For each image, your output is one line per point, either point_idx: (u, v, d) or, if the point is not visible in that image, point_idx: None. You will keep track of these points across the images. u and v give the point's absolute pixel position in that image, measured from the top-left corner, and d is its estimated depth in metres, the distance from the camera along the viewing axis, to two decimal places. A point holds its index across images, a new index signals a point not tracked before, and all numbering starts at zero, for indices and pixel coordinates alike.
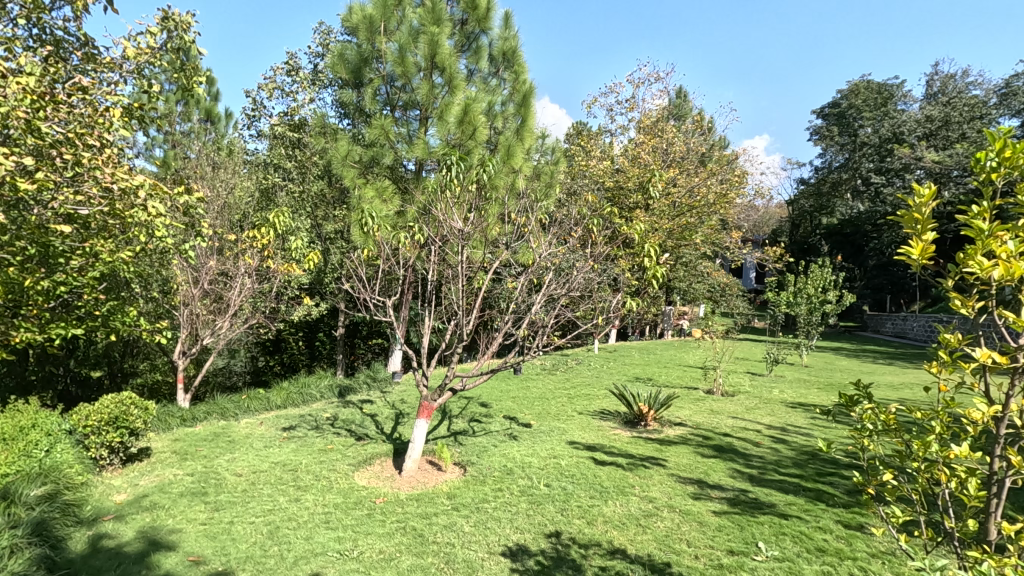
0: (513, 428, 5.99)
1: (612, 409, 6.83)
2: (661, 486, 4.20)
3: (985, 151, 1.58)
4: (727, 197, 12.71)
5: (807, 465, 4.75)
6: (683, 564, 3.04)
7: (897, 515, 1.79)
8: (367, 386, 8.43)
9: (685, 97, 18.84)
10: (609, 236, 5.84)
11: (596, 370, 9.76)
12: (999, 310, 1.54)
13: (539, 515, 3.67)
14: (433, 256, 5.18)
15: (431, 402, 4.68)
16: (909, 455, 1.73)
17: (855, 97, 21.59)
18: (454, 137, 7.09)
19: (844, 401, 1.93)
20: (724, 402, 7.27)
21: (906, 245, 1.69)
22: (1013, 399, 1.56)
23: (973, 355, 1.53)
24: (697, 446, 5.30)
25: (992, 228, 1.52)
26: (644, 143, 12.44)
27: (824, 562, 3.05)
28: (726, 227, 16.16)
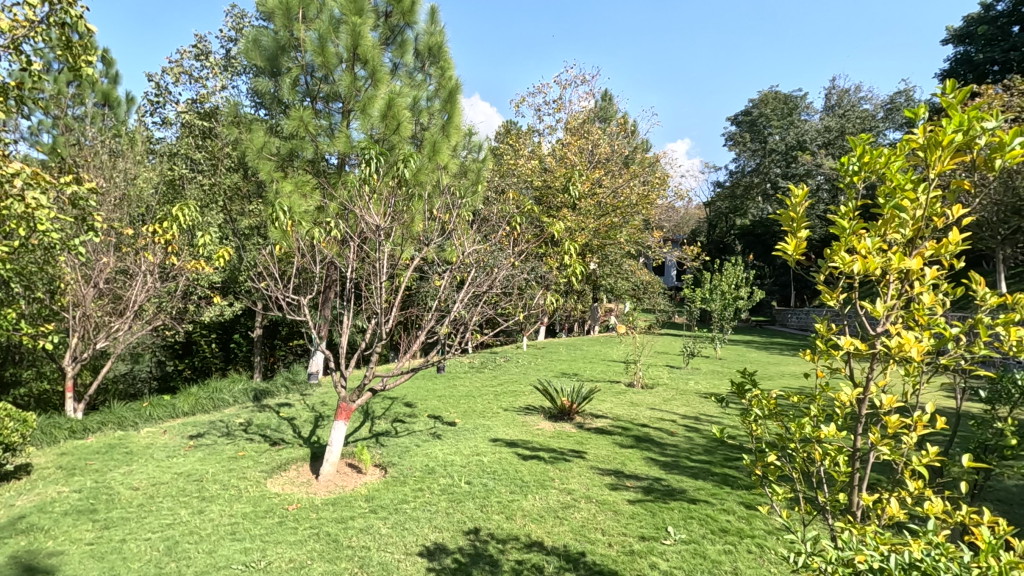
0: (437, 427, 5.94)
1: (537, 404, 6.93)
2: (580, 479, 4.31)
3: (849, 156, 1.73)
4: (649, 198, 13.18)
5: (716, 451, 5.04)
6: (597, 552, 3.13)
7: (778, 493, 1.91)
8: (285, 389, 8.06)
9: (610, 101, 19.43)
10: (534, 234, 5.89)
11: (523, 367, 9.88)
12: (861, 302, 1.69)
13: (458, 513, 3.66)
14: (352, 253, 5.00)
15: (350, 403, 4.52)
16: (789, 437, 1.86)
17: (764, 106, 23.04)
18: (378, 132, 6.93)
19: (735, 387, 2.04)
20: (644, 394, 7.58)
21: (783, 243, 1.83)
22: (872, 383, 1.72)
23: (840, 342, 1.67)
24: (616, 437, 5.49)
25: (853, 227, 1.67)
26: (571, 144, 12.71)
27: (726, 542, 3.24)
28: (648, 227, 16.83)
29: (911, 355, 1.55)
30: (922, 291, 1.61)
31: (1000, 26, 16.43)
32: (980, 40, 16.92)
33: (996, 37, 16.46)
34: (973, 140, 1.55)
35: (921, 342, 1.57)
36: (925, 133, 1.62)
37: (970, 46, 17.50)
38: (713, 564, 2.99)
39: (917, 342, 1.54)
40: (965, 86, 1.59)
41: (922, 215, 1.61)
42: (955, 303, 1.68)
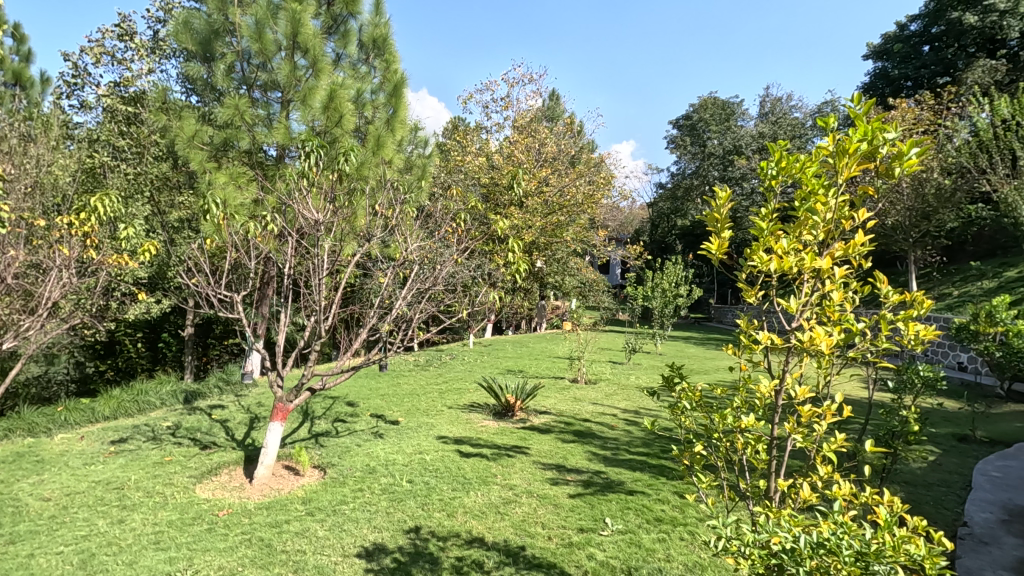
0: (379, 426, 5.84)
1: (482, 401, 6.94)
2: (522, 474, 4.35)
3: (768, 161, 1.84)
4: (595, 198, 13.42)
5: (653, 443, 5.22)
6: (536, 546, 3.18)
7: (703, 481, 2.00)
8: (218, 391, 7.72)
9: (556, 101, 19.66)
10: (479, 232, 5.86)
11: (469, 365, 9.84)
12: (777, 299, 1.79)
13: (399, 512, 3.62)
14: (289, 249, 4.80)
15: (287, 403, 4.35)
16: (714, 428, 1.95)
17: (704, 111, 23.94)
18: (319, 124, 6.72)
19: (666, 381, 2.12)
20: (586, 390, 7.75)
21: (708, 243, 1.93)
22: (788, 374, 1.83)
23: (758, 336, 1.77)
24: (558, 433, 5.56)
25: (771, 228, 1.77)
26: (518, 142, 12.73)
27: (659, 530, 3.36)
28: (594, 225, 17.13)
29: (821, 348, 1.67)
30: (832, 289, 1.73)
31: (913, 46, 17.79)
32: (896, 57, 18.27)
33: (910, 55, 17.82)
34: (877, 149, 1.68)
35: (831, 336, 1.69)
36: (835, 142, 1.74)
37: (887, 62, 18.83)
38: (647, 552, 3.10)
39: (827, 336, 1.66)
40: (869, 99, 1.72)
41: (833, 217, 1.73)
42: (863, 300, 1.80)
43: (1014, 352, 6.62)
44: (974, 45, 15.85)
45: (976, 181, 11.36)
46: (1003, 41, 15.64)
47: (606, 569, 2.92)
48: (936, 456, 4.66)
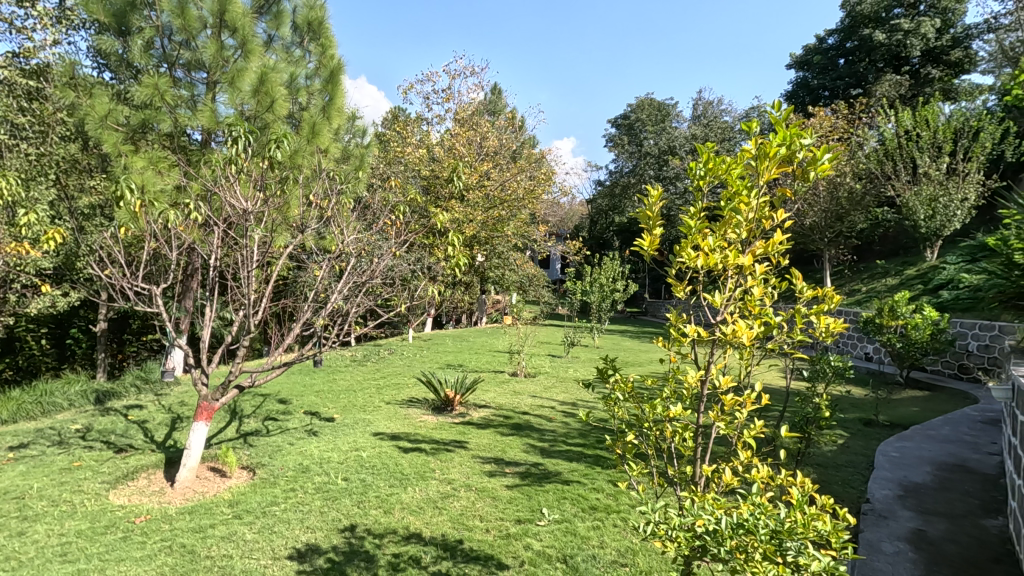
0: (313, 424, 5.66)
1: (420, 396, 6.87)
2: (461, 468, 4.35)
3: (696, 161, 1.92)
4: (535, 192, 13.53)
5: (589, 434, 5.35)
6: (473, 539, 3.19)
7: (634, 468, 2.07)
8: (135, 390, 7.21)
9: (498, 96, 19.63)
10: (419, 224, 5.76)
11: (408, 359, 9.70)
12: (704, 294, 1.89)
13: (333, 511, 3.53)
14: (215, 239, 4.55)
15: (212, 402, 4.12)
16: (644, 417, 2.03)
17: (641, 112, 24.67)
18: (249, 109, 6.38)
19: (600, 372, 2.18)
20: (525, 383, 7.84)
21: (640, 240, 2.00)
22: (713, 365, 1.94)
23: (686, 329, 1.85)
24: (497, 427, 5.58)
25: (698, 226, 1.86)
26: (459, 135, 12.62)
27: (594, 518, 3.46)
28: (534, 220, 17.28)
29: (743, 341, 1.77)
30: (753, 285, 1.84)
31: (830, 58, 19.06)
32: (815, 68, 19.51)
33: (827, 67, 19.08)
34: (794, 154, 1.79)
35: (751, 329, 1.80)
36: (757, 145, 1.84)
37: (808, 72, 20.10)
38: (582, 540, 3.18)
39: (747, 329, 1.76)
40: (788, 105, 1.83)
41: (754, 216, 1.83)
42: (781, 295, 1.92)
43: (912, 343, 7.28)
44: (883, 60, 17.18)
45: (883, 186, 12.44)
46: (907, 58, 17.04)
47: (543, 558, 2.98)
48: (845, 439, 5.06)
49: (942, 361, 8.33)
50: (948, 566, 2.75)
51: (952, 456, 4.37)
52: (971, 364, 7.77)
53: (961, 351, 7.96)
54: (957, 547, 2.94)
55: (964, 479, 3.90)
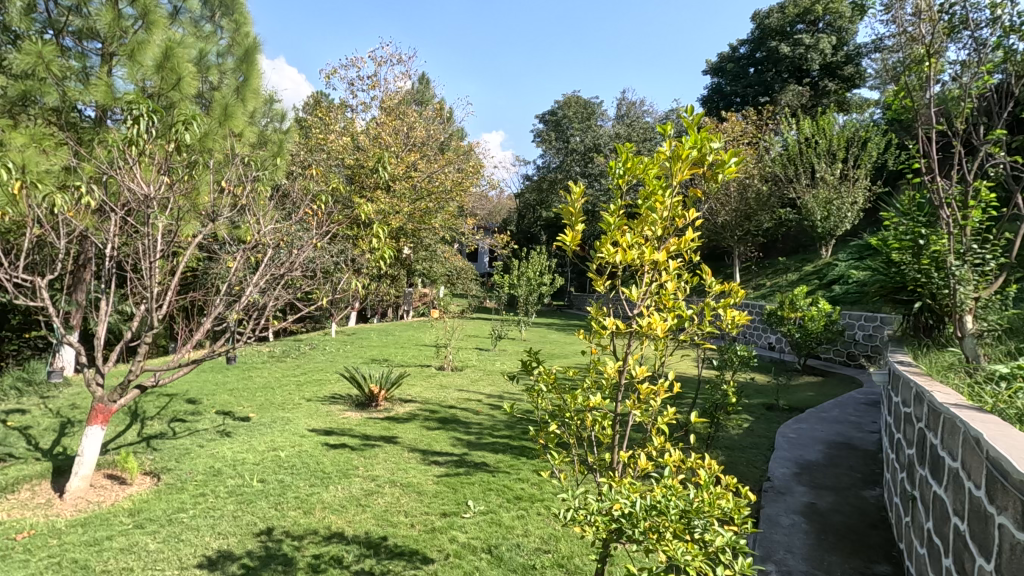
0: (226, 424, 5.34)
1: (343, 392, 6.67)
2: (385, 464, 4.27)
3: (615, 161, 1.99)
4: (463, 185, 13.43)
5: (515, 426, 5.43)
6: (398, 535, 3.15)
7: (556, 457, 2.13)
8: (16, 393, 6.49)
9: (426, 85, 19.31)
10: (342, 215, 5.56)
11: (330, 355, 9.38)
12: (622, 288, 1.97)
13: (247, 515, 3.36)
14: (111, 227, 4.15)
15: (109, 404, 3.78)
16: (566, 407, 2.09)
17: (568, 109, 25.14)
18: (152, 85, 5.86)
19: (524, 365, 2.21)
20: (452, 376, 7.83)
21: (563, 235, 2.05)
22: (630, 356, 2.03)
23: (606, 322, 1.93)
24: (423, 421, 5.53)
25: (618, 223, 1.93)
26: (385, 124, 12.27)
27: (518, 508, 3.53)
28: (462, 213, 17.18)
29: (657, 332, 1.87)
30: (667, 280, 1.94)
31: (742, 66, 20.27)
32: (728, 75, 20.68)
33: (739, 74, 20.29)
34: (704, 156, 1.90)
35: (665, 321, 1.90)
36: (672, 147, 1.93)
37: (722, 79, 21.31)
38: (506, 530, 3.23)
39: (661, 321, 1.86)
40: (699, 110, 1.94)
41: (668, 215, 1.93)
42: (693, 290, 2.04)
43: (808, 333, 7.97)
44: (787, 71, 18.50)
45: (786, 188, 13.55)
46: (808, 71, 18.45)
47: (468, 550, 3.00)
48: (749, 423, 5.46)
49: (834, 350, 9.17)
50: (835, 535, 3.05)
51: (839, 436, 4.84)
52: (857, 351, 8.61)
53: (850, 341, 8.80)
54: (842, 517, 3.27)
55: (849, 456, 4.33)
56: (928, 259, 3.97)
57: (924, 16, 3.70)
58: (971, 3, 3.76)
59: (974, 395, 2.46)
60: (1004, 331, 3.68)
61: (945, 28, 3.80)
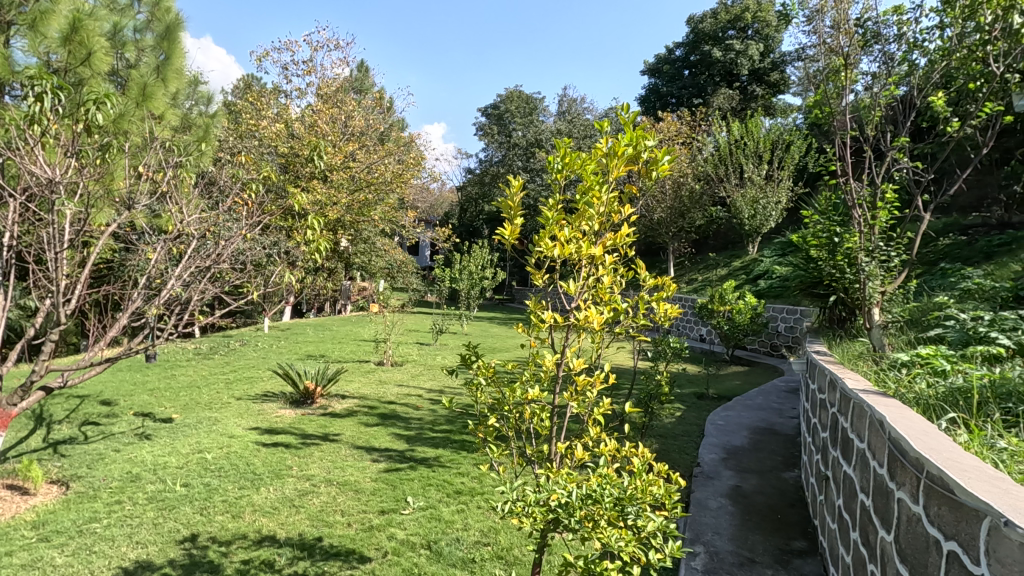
0: (146, 426, 5.01)
1: (276, 390, 6.41)
2: (321, 463, 4.14)
3: (554, 155, 2.01)
4: (404, 177, 13.15)
5: (456, 420, 5.41)
6: (334, 535, 3.07)
7: (495, 451, 2.13)
8: None
9: (365, 73, 18.77)
10: (275, 204, 5.31)
11: (262, 351, 8.98)
12: (560, 282, 1.99)
13: (170, 522, 3.17)
14: (9, 213, 3.76)
15: (8, 408, 3.44)
16: (505, 401, 2.10)
17: (510, 103, 25.17)
18: (59, 60, 5.37)
19: (463, 359, 2.20)
20: (392, 372, 7.70)
21: (502, 229, 2.06)
22: (568, 349, 2.06)
23: (544, 315, 1.95)
24: (361, 417, 5.40)
25: (555, 217, 1.95)
26: (322, 111, 11.82)
27: (458, 502, 3.52)
28: (403, 206, 16.86)
29: (593, 325, 1.90)
30: (604, 274, 1.98)
31: (678, 68, 20.97)
32: (665, 76, 21.32)
33: (675, 76, 20.98)
34: (639, 154, 1.95)
35: (601, 314, 1.94)
36: (609, 143, 1.97)
37: (658, 80, 21.98)
38: (446, 525, 3.21)
39: (598, 315, 1.90)
40: (634, 108, 1.98)
41: (605, 210, 1.97)
42: (629, 283, 2.10)
43: (736, 325, 8.40)
44: (719, 75, 19.32)
45: (716, 187, 14.18)
46: (737, 75, 19.35)
47: (407, 546, 2.96)
48: (681, 412, 5.70)
49: (758, 341, 9.72)
50: (758, 515, 3.24)
51: (763, 422, 5.14)
52: (779, 342, 9.17)
53: (773, 332, 9.35)
54: (764, 498, 3.47)
55: (772, 440, 4.61)
56: (842, 256, 4.27)
57: (841, 28, 3.98)
58: (881, 20, 4.08)
59: (879, 381, 2.67)
60: (906, 322, 4.02)
61: (859, 41, 4.10)
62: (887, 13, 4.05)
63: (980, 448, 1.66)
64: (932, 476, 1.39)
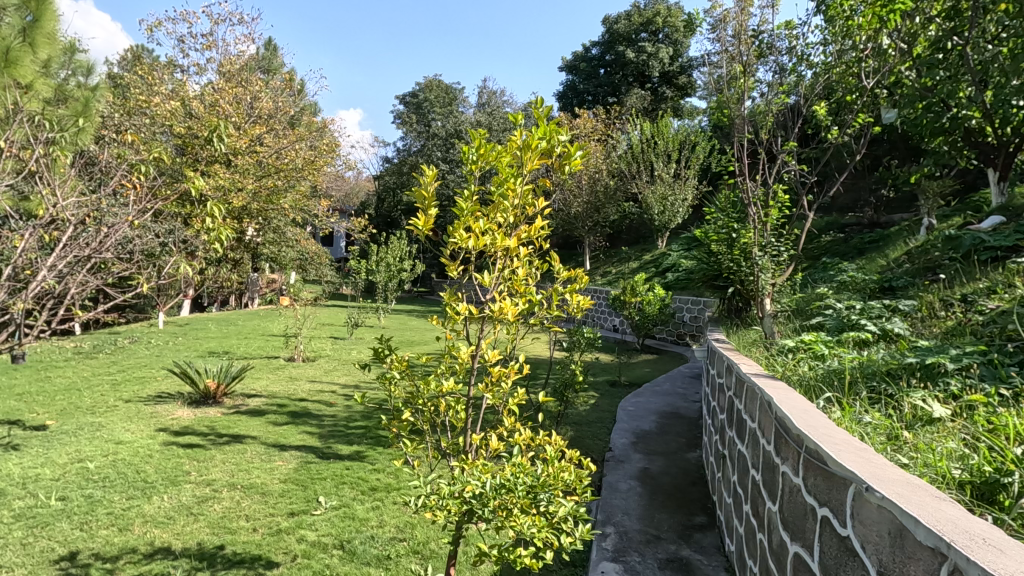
0: (13, 435, 4.44)
1: (172, 390, 5.92)
2: (223, 466, 3.89)
3: (468, 146, 2.00)
4: (316, 164, 12.54)
5: (371, 415, 5.26)
6: (238, 541, 2.89)
7: (409, 445, 2.10)
8: None
9: (273, 52, 17.66)
10: (169, 188, 4.86)
11: (157, 348, 8.27)
12: (475, 274, 1.98)
13: (42, 541, 2.84)
14: None
15: None
16: (419, 394, 2.07)
17: (429, 92, 24.75)
18: None
19: (376, 353, 2.14)
20: (303, 368, 7.37)
21: (415, 219, 2.02)
22: (483, 341, 2.06)
23: (458, 307, 1.93)
24: (269, 416, 5.12)
25: (469, 209, 1.93)
26: (224, 90, 10.99)
27: (374, 499, 3.44)
28: (315, 194, 16.10)
29: (508, 317, 1.91)
30: (518, 265, 2.00)
31: (594, 67, 21.53)
32: (581, 74, 21.84)
33: (591, 74, 21.55)
34: (552, 148, 1.99)
35: (516, 305, 1.95)
36: (523, 136, 1.98)
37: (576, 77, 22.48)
38: (361, 523, 3.13)
39: (512, 306, 1.91)
40: (548, 102, 2.01)
41: (519, 202, 1.99)
42: (543, 276, 2.13)
43: (646, 316, 8.82)
44: (632, 76, 20.10)
45: (629, 183, 14.78)
46: (649, 77, 20.22)
47: (318, 548, 2.85)
48: (595, 399, 5.92)
49: (666, 330, 10.28)
50: (663, 494, 3.43)
51: (669, 406, 5.45)
52: (684, 331, 9.75)
53: (679, 322, 9.92)
54: (669, 478, 3.69)
55: (677, 423, 4.91)
56: (740, 250, 4.58)
57: (741, 38, 4.25)
58: (775, 33, 4.41)
59: (769, 366, 2.91)
60: (793, 312, 4.41)
61: (756, 50, 4.40)
62: (780, 28, 4.39)
63: (850, 423, 1.86)
64: (810, 451, 1.54)
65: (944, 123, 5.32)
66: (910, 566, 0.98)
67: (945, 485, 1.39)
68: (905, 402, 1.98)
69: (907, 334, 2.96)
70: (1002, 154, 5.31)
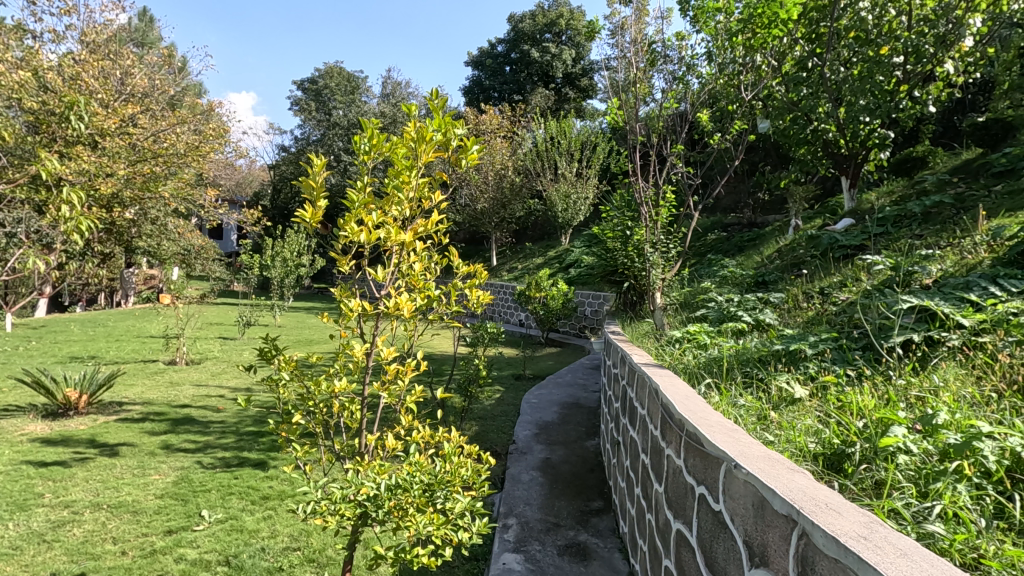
0: None
1: (24, 403, 5.18)
2: (86, 485, 3.47)
3: (360, 136, 1.91)
4: (201, 149, 11.46)
5: (264, 420, 4.93)
6: (103, 567, 2.59)
7: (301, 450, 1.99)
8: None
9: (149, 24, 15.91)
10: (16, 172, 4.19)
11: (3, 355, 7.18)
12: (368, 268, 1.91)
13: None
14: None
15: None
16: (309, 395, 1.97)
17: (329, 79, 23.61)
18: None
19: (261, 354, 2.01)
20: (186, 371, 6.75)
21: (303, 211, 1.91)
22: (378, 338, 1.99)
23: (351, 303, 1.85)
24: (144, 425, 4.64)
25: (362, 201, 1.86)
26: (87, 63, 9.71)
27: (265, 509, 3.23)
28: (201, 183, 14.75)
29: (403, 313, 1.86)
30: (414, 261, 1.95)
31: (499, 63, 21.59)
32: (487, 69, 21.85)
33: (497, 71, 21.63)
34: (448, 141, 1.95)
35: (412, 302, 1.91)
36: (417, 128, 1.93)
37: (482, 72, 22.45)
38: (250, 535, 2.93)
39: (408, 302, 1.87)
40: (443, 94, 1.97)
41: (413, 196, 1.95)
42: (442, 271, 2.10)
43: (550, 310, 9.05)
44: (537, 75, 20.47)
45: (534, 181, 15.08)
46: (553, 77, 20.70)
47: (199, 566, 2.62)
48: (500, 394, 5.99)
49: (569, 324, 10.62)
50: (563, 483, 3.54)
51: (570, 398, 5.64)
52: (586, 325, 10.12)
53: (581, 316, 10.28)
54: (569, 467, 3.81)
55: (577, 413, 5.09)
56: (634, 247, 4.83)
57: (637, 45, 4.47)
58: (666, 43, 4.68)
59: (658, 356, 3.09)
60: (680, 305, 4.73)
61: (651, 57, 4.63)
62: (671, 38, 4.66)
63: (726, 407, 2.02)
64: (690, 433, 1.65)
65: (807, 135, 5.96)
66: (770, 533, 1.07)
67: (802, 457, 1.55)
68: (772, 384, 2.19)
69: (775, 324, 3.27)
70: (852, 164, 5.97)
